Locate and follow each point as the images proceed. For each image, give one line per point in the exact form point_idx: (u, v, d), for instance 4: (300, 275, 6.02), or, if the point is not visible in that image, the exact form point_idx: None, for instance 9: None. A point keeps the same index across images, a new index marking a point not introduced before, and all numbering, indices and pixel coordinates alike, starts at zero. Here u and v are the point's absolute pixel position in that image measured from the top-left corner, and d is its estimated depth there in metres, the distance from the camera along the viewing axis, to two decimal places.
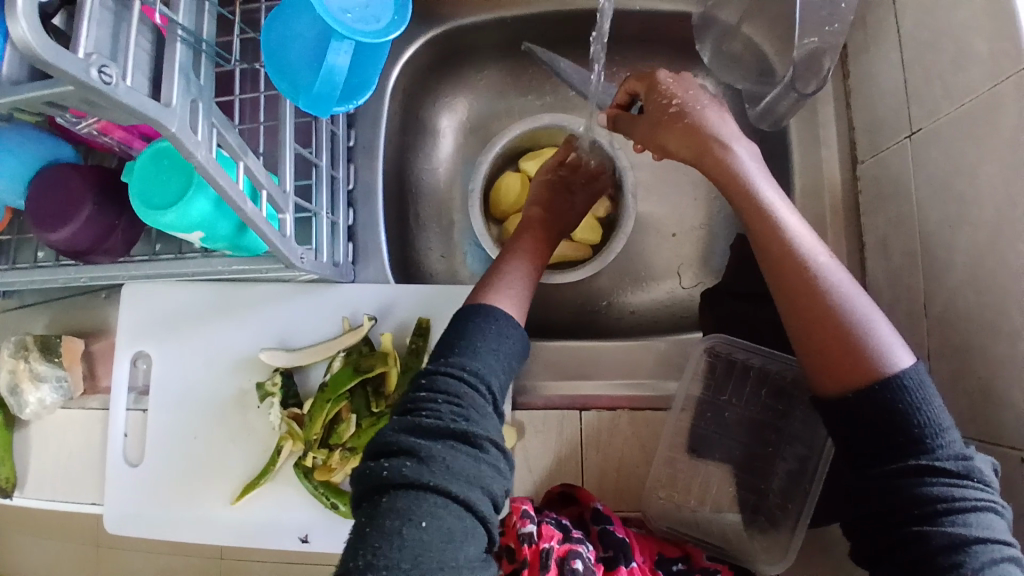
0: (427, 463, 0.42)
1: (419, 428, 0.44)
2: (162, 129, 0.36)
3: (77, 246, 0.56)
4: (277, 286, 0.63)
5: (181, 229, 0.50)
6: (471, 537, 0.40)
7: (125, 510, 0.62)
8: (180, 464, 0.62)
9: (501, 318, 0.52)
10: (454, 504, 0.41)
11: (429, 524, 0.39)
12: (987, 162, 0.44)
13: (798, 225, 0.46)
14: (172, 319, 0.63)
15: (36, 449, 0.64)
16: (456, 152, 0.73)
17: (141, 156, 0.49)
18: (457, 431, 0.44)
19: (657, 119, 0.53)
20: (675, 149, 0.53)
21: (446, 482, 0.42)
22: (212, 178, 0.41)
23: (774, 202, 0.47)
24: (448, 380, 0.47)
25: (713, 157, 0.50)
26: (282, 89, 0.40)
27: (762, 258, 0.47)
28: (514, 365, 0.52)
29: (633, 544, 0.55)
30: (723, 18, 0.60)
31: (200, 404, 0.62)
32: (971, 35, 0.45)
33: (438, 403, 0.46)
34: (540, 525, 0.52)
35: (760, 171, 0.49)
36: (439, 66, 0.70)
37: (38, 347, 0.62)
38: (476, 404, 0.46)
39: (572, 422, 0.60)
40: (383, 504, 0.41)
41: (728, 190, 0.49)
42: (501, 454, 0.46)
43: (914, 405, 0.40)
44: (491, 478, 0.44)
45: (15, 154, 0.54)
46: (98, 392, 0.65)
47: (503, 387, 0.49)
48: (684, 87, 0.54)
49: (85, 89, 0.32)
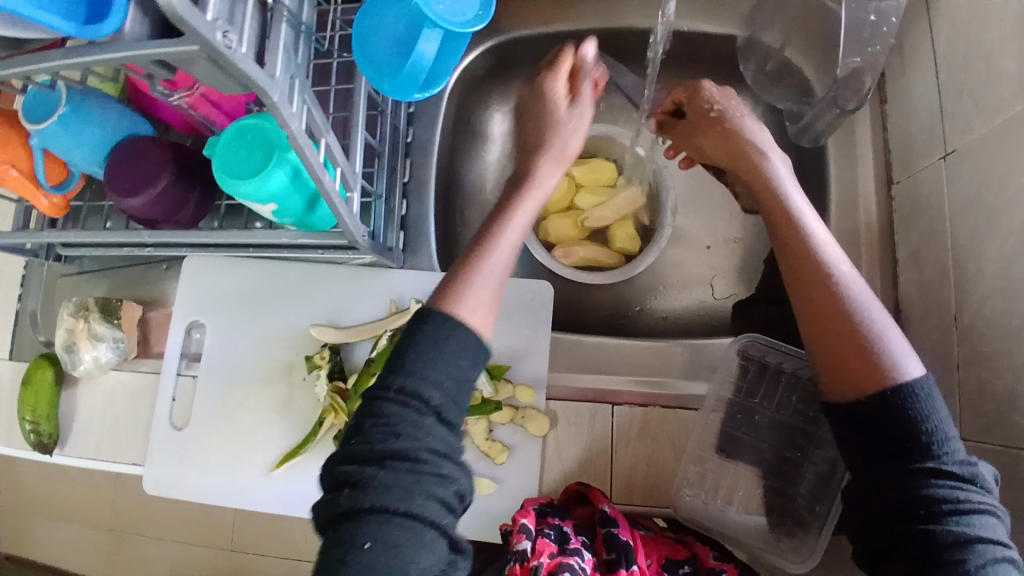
0: (364, 488, 0.38)
1: (353, 454, 0.40)
2: (265, 97, 0.40)
3: (150, 214, 0.60)
4: (328, 268, 0.66)
5: (256, 200, 0.53)
6: (423, 550, 0.37)
7: (166, 474, 0.64)
8: (223, 432, 0.64)
9: (440, 316, 0.43)
10: (399, 521, 0.37)
11: (371, 549, 0.36)
12: (1017, 176, 0.46)
13: (823, 233, 0.49)
14: (228, 295, 0.66)
15: (83, 409, 0.66)
16: (503, 158, 0.77)
17: (226, 131, 0.53)
18: (390, 452, 0.39)
19: (700, 122, 0.60)
20: (712, 151, 0.59)
21: (383, 502, 0.37)
22: (301, 149, 0.44)
23: (800, 205, 0.50)
24: (380, 397, 0.41)
25: (747, 160, 0.54)
26: (368, 73, 0.44)
27: (784, 257, 0.48)
28: (469, 365, 0.43)
29: (637, 547, 0.54)
30: (766, 41, 0.64)
31: (248, 376, 0.65)
32: (1004, 59, 0.48)
33: (368, 426, 0.40)
34: (535, 541, 0.52)
35: (790, 181, 0.52)
36: (494, 75, 0.74)
37: (99, 309, 0.64)
38: (412, 419, 0.40)
39: (604, 415, 0.62)
40: (330, 535, 0.38)
41: (757, 191, 0.53)
42: (447, 464, 0.40)
43: (922, 412, 0.41)
44: (436, 485, 0.39)
45: (98, 124, 0.58)
46: (151, 357, 0.68)
47: (450, 390, 0.42)
48: (726, 97, 0.60)
49: (209, 49, 0.36)
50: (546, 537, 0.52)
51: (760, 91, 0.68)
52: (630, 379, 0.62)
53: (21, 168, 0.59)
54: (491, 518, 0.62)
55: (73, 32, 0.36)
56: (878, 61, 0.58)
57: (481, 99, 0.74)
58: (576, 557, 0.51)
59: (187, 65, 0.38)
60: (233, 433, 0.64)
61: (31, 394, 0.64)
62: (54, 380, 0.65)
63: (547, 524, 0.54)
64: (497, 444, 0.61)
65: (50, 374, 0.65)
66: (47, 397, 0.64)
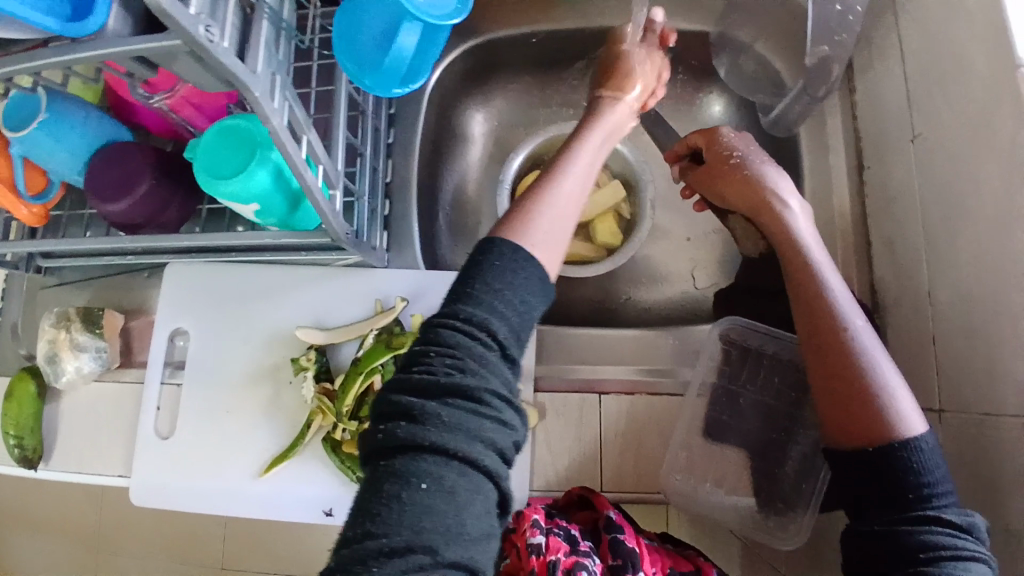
0: (424, 424, 0.34)
1: (410, 385, 0.36)
2: (247, 93, 0.41)
3: (132, 220, 0.60)
4: (311, 270, 0.66)
5: (240, 201, 0.54)
6: (480, 496, 0.33)
7: (154, 482, 0.64)
8: (210, 437, 0.64)
9: (511, 251, 0.40)
10: (458, 465, 0.34)
11: (430, 488, 0.32)
12: (983, 158, 0.48)
13: (841, 287, 0.50)
14: (212, 300, 0.67)
15: (66, 420, 0.66)
16: (484, 158, 0.78)
17: (208, 133, 0.53)
18: (454, 387, 0.35)
19: (717, 168, 0.58)
20: (731, 198, 0.57)
21: (446, 442, 0.33)
22: (281, 145, 0.45)
23: (819, 258, 0.51)
24: (444, 327, 0.37)
25: (768, 206, 0.54)
26: (348, 68, 0.44)
27: (801, 306, 0.50)
28: (534, 306, 0.40)
29: (643, 555, 0.52)
30: (738, 37, 0.66)
31: (236, 380, 0.65)
32: (968, 47, 0.51)
33: (431, 356, 0.36)
34: (548, 537, 0.50)
35: (810, 234, 0.53)
36: (473, 77, 0.75)
37: (81, 318, 0.63)
38: (478, 353, 0.36)
39: (591, 404, 0.62)
40: (381, 467, 0.34)
41: (778, 238, 0.54)
42: (509, 409, 0.37)
43: (921, 466, 0.43)
44: (498, 431, 0.35)
45: (76, 130, 0.58)
46: (133, 366, 0.68)
47: (517, 327, 0.38)
48: (745, 142, 0.59)
49: (190, 43, 0.36)
50: (556, 537, 0.51)
51: (735, 85, 0.69)
52: (616, 368, 0.62)
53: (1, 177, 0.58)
54: None
55: (57, 29, 0.36)
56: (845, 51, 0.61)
57: (461, 101, 0.75)
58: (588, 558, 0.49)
59: (168, 61, 0.39)
60: (220, 437, 0.64)
61: (12, 408, 0.63)
62: (35, 394, 0.64)
63: (557, 524, 0.52)
64: None
65: (33, 387, 0.64)
66: (29, 409, 0.64)
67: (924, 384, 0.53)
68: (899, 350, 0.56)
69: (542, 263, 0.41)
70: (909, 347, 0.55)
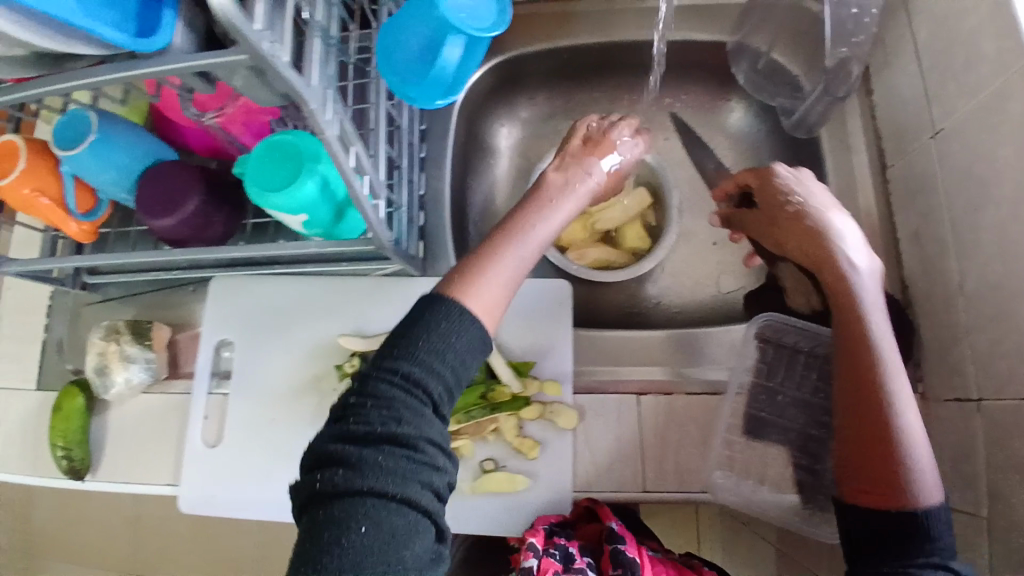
0: (361, 470, 0.37)
1: (348, 434, 0.39)
2: (303, 104, 0.43)
3: (180, 234, 0.62)
4: (354, 281, 0.69)
5: (288, 212, 0.55)
6: (416, 539, 0.36)
7: (201, 491, 0.65)
8: (257, 445, 0.66)
9: (455, 312, 0.43)
10: (395, 507, 0.36)
11: (369, 533, 0.35)
12: (1005, 148, 0.50)
13: (891, 350, 0.46)
14: (257, 311, 0.69)
15: (113, 433, 0.67)
16: (511, 170, 0.80)
17: (258, 148, 0.55)
18: (390, 437, 0.38)
19: (775, 215, 0.57)
20: (790, 244, 0.55)
21: (382, 487, 0.36)
22: (333, 154, 0.47)
23: (875, 316, 0.48)
24: (380, 382, 0.40)
25: (830, 256, 0.51)
26: (392, 81, 0.47)
27: (843, 359, 0.47)
28: (472, 361, 0.43)
29: (645, 564, 0.53)
30: (755, 44, 0.69)
31: (279, 390, 0.66)
32: (979, 43, 0.53)
33: (366, 409, 0.39)
34: (541, 559, 0.52)
35: (876, 297, 0.49)
36: (499, 92, 0.77)
37: (130, 331, 0.65)
38: (414, 406, 0.40)
39: (630, 407, 0.63)
40: (317, 516, 0.36)
41: (831, 285, 0.50)
42: (441, 455, 0.40)
43: (929, 527, 0.41)
44: (432, 475, 0.39)
45: (128, 149, 0.60)
46: (180, 378, 0.69)
47: (451, 385, 0.42)
48: (803, 186, 0.57)
49: (255, 58, 0.39)
50: (551, 557, 0.52)
51: (754, 91, 0.72)
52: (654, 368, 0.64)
53: (51, 196, 0.60)
54: (527, 513, 0.63)
55: (127, 42, 0.38)
56: (863, 51, 0.64)
57: (487, 115, 0.77)
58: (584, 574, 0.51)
59: (231, 76, 0.41)
60: (267, 446, 0.65)
61: (59, 420, 0.64)
62: (82, 407, 0.65)
63: (553, 543, 0.54)
64: (527, 439, 0.62)
65: (81, 400, 0.65)
66: (78, 423, 0.65)
67: (960, 372, 0.54)
68: (932, 340, 0.57)
69: (483, 329, 0.44)
70: (942, 337, 0.56)
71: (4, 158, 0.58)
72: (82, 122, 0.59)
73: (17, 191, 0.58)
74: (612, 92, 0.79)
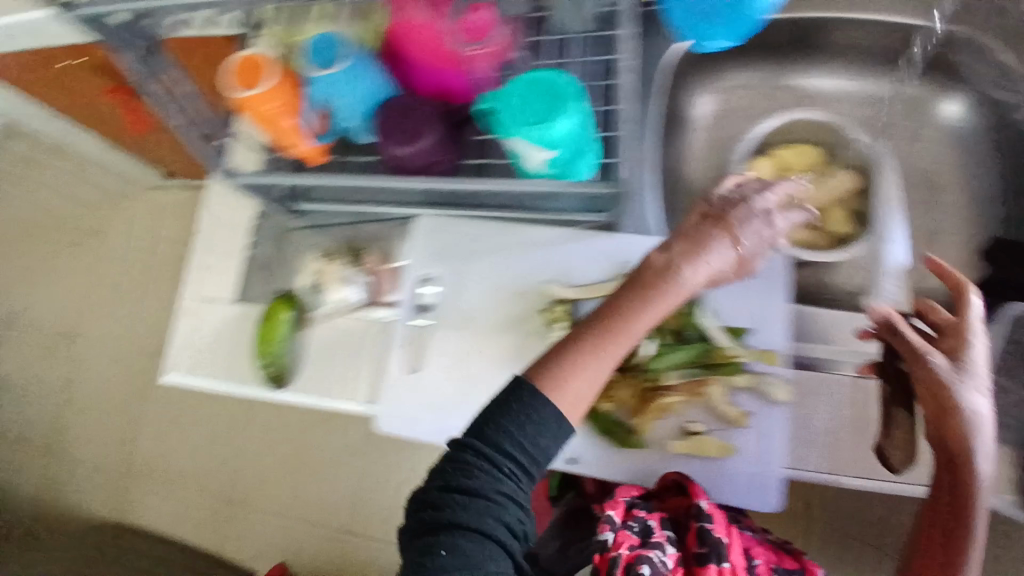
0: (449, 508, 0.45)
1: (450, 485, 0.45)
2: None
3: (411, 166, 0.62)
4: (557, 229, 0.69)
5: (543, 146, 0.54)
6: (490, 566, 0.43)
7: (399, 412, 0.69)
8: (456, 374, 0.68)
9: (532, 396, 0.46)
10: (473, 537, 0.44)
11: (449, 557, 0.43)
12: None
13: (983, 523, 0.53)
14: (461, 249, 0.71)
15: (314, 351, 0.70)
16: (702, 140, 0.80)
17: (515, 84, 0.55)
18: (468, 486, 0.45)
19: (930, 390, 0.55)
20: (924, 405, 0.56)
21: (463, 521, 0.44)
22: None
23: (983, 461, 0.53)
24: (466, 450, 0.46)
25: (944, 411, 0.54)
26: (679, 17, 0.56)
27: (937, 508, 0.54)
28: (562, 430, 0.47)
29: (731, 544, 0.55)
30: (984, 38, 0.70)
31: (481, 326, 0.68)
32: None
33: (468, 457, 0.46)
34: (617, 534, 0.54)
35: (991, 468, 0.53)
36: (701, 62, 0.78)
37: (347, 256, 0.69)
38: (491, 472, 0.45)
39: (844, 384, 0.62)
40: (417, 544, 0.45)
41: (944, 434, 0.54)
42: (518, 508, 0.46)
43: None
44: (507, 513, 0.45)
45: (372, 76, 0.61)
46: (384, 304, 0.70)
47: (534, 459, 0.46)
48: (965, 357, 0.55)
49: None
50: (628, 532, 0.55)
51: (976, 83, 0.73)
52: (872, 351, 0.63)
53: (294, 116, 0.60)
54: (730, 481, 0.61)
55: None
56: None
57: (686, 85, 0.78)
58: (660, 550, 0.54)
59: None
60: (465, 376, 0.68)
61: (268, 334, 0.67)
62: (289, 323, 0.68)
63: (633, 518, 0.56)
64: (736, 408, 0.61)
65: (287, 313, 0.68)
66: (284, 334, 0.68)
67: None
68: None
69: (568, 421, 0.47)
70: None
71: (254, 73, 0.58)
72: (331, 44, 0.60)
73: (262, 108, 0.58)
74: (816, 71, 0.78)
